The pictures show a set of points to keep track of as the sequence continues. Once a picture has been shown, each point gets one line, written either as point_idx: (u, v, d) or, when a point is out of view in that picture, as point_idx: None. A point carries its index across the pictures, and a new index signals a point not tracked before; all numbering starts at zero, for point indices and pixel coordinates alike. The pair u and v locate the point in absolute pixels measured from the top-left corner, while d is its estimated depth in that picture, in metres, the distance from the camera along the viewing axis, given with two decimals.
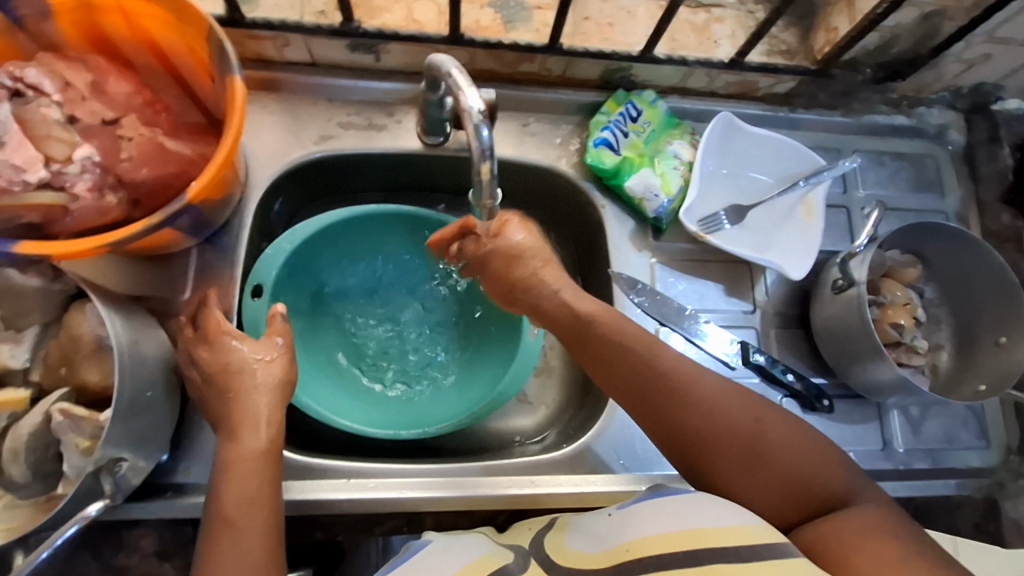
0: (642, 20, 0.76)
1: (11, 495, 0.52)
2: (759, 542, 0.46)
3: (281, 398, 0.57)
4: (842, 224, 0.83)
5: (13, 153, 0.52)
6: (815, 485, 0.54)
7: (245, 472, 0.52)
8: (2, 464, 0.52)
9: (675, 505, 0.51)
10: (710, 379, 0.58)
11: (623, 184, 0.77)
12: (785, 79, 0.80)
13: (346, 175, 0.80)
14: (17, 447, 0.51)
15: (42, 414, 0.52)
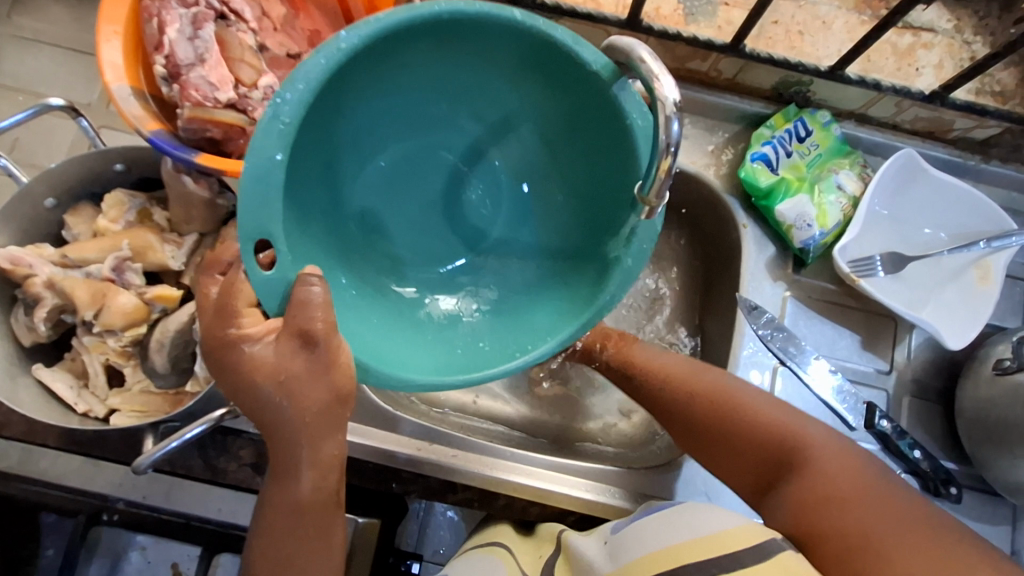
0: (838, 34, 0.69)
1: (149, 381, 0.57)
2: (734, 547, 0.45)
3: (321, 419, 0.49)
4: (1018, 300, 0.73)
5: (210, 71, 0.56)
6: (836, 485, 0.51)
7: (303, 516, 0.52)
8: (148, 353, 0.56)
9: (655, 522, 0.50)
10: (738, 382, 0.60)
11: (773, 207, 0.71)
12: (989, 124, 0.70)
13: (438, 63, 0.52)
14: (163, 340, 0.55)
15: (190, 315, 0.55)
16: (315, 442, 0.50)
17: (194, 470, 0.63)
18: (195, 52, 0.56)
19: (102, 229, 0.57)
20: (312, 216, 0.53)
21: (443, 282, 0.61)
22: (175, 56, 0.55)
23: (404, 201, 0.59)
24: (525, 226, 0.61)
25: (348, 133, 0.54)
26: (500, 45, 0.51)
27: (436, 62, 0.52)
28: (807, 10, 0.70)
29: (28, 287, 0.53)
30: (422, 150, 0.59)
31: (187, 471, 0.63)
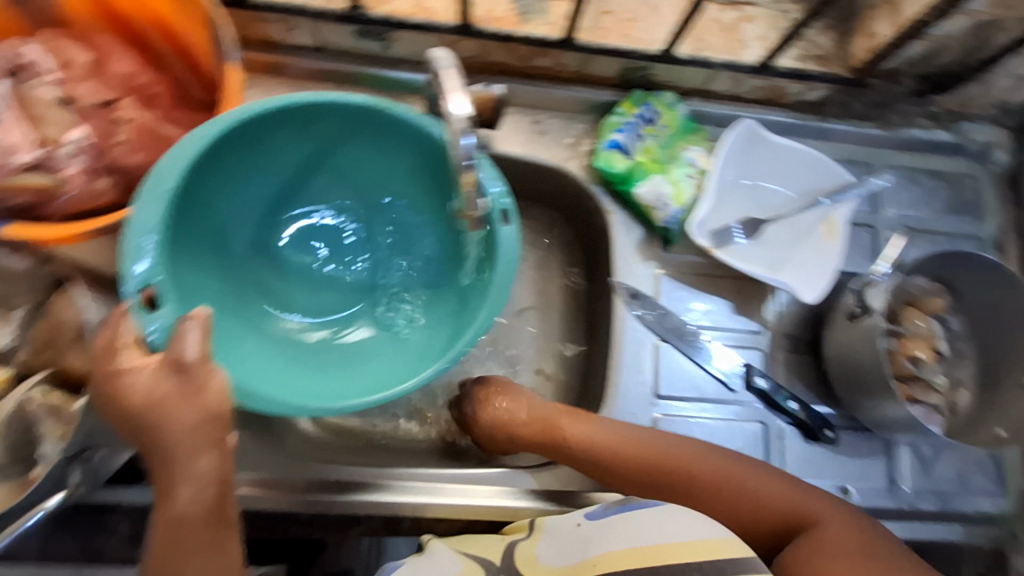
0: (667, 17, 0.72)
1: None
2: (727, 554, 0.53)
3: (197, 436, 0.46)
4: (866, 245, 0.79)
5: (6, 133, 0.52)
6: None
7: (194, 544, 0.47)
8: None
9: (647, 520, 0.56)
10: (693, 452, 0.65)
11: (633, 190, 0.73)
12: (817, 87, 0.75)
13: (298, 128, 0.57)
14: None
15: (19, 397, 0.52)
16: (188, 458, 0.46)
17: (70, 553, 0.60)
18: None
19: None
20: (207, 275, 0.59)
21: (344, 317, 0.66)
22: None
23: (302, 243, 0.65)
24: (422, 272, 0.66)
25: (243, 206, 0.61)
26: (372, 128, 0.58)
27: (306, 145, 0.59)
28: None
29: None
30: (323, 219, 0.66)
31: (63, 557, 0.61)
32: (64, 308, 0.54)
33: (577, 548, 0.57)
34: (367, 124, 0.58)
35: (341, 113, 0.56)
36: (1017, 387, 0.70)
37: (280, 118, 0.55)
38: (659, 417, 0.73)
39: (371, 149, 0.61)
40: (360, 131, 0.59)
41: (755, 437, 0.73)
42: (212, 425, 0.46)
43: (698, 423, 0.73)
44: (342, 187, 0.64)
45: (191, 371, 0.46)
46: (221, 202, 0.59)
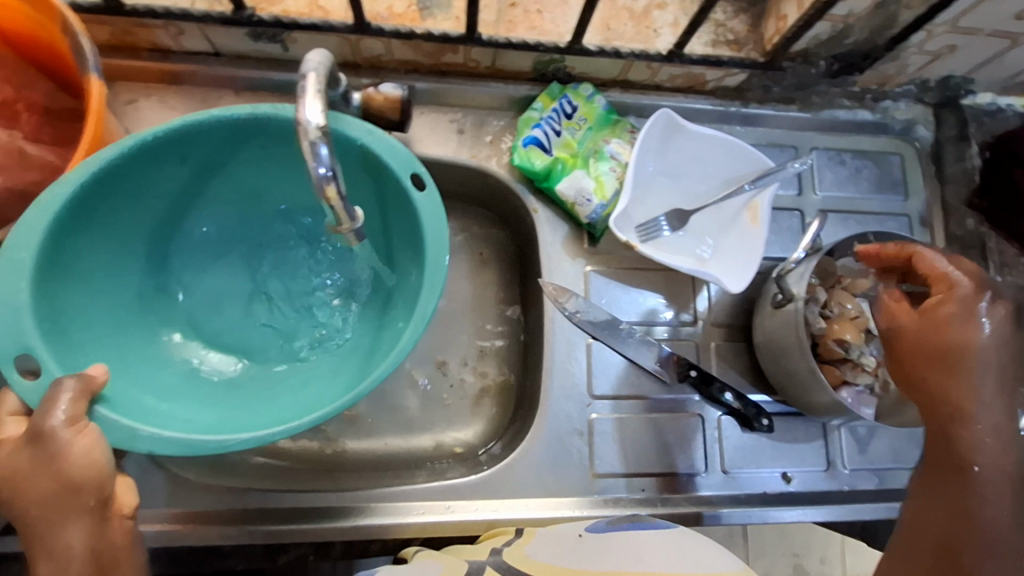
0: (575, 6, 0.70)
1: None
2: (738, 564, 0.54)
3: (52, 503, 0.46)
4: (795, 229, 0.78)
5: None
6: None
7: None
8: None
9: (661, 535, 0.59)
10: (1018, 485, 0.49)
11: (554, 188, 0.71)
12: (733, 72, 0.73)
13: (178, 153, 0.56)
14: None
15: None
16: (55, 529, 0.47)
17: None
18: None
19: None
20: (104, 326, 0.56)
21: (260, 343, 0.64)
22: None
23: (206, 279, 0.64)
24: (337, 280, 0.66)
25: (155, 254, 0.61)
26: (252, 146, 0.58)
27: (192, 179, 0.59)
28: None
29: None
30: (242, 249, 0.65)
31: None
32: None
33: (580, 553, 0.56)
34: (243, 141, 0.58)
35: (219, 134, 0.56)
36: None
37: (146, 149, 0.54)
38: (596, 417, 0.71)
39: (268, 169, 0.61)
40: (242, 151, 0.59)
41: (693, 430, 0.72)
42: (75, 494, 0.47)
43: (635, 420, 0.72)
44: (250, 214, 0.64)
45: (48, 440, 0.46)
46: (128, 253, 0.59)
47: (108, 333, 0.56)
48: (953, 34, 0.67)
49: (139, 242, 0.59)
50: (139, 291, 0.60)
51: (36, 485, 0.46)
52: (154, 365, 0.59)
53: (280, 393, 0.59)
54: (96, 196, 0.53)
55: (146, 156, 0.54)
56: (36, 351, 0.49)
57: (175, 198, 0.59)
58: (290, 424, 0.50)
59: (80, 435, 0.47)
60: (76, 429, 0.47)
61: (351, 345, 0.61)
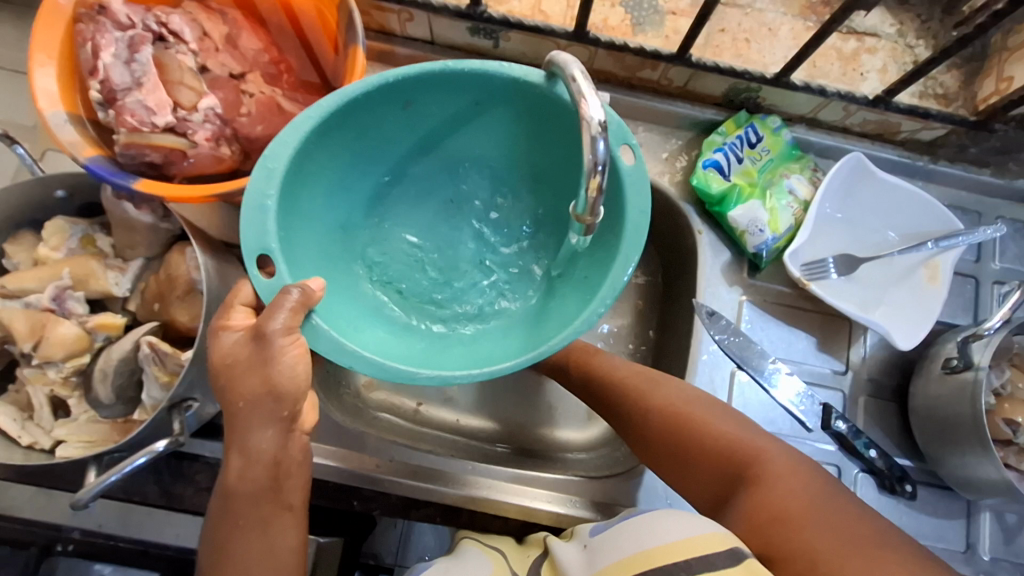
0: (783, 40, 0.70)
1: (96, 411, 0.56)
2: (706, 551, 0.44)
3: (256, 405, 0.48)
4: (967, 296, 0.75)
5: (147, 95, 0.55)
6: (789, 502, 0.49)
7: (242, 507, 0.50)
8: (92, 383, 0.55)
9: (641, 523, 0.48)
10: (719, 416, 0.58)
11: (727, 213, 0.72)
12: (934, 126, 0.71)
13: (412, 95, 0.55)
14: (106, 369, 0.54)
15: (133, 342, 0.54)
16: (253, 431, 0.48)
17: (150, 496, 0.63)
18: (132, 76, 0.55)
19: (43, 258, 0.56)
20: (317, 246, 0.58)
21: (440, 292, 0.63)
22: (111, 81, 0.54)
23: (403, 220, 0.64)
24: (523, 246, 0.64)
25: (363, 187, 0.61)
26: (482, 98, 0.56)
27: (416, 120, 0.58)
28: (752, 17, 0.71)
29: None
30: (439, 202, 0.64)
31: (143, 497, 0.63)
32: (178, 263, 0.56)
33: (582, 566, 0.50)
34: (475, 95, 0.56)
35: (455, 83, 0.55)
36: None
37: (388, 87, 0.54)
38: None
39: (487, 125, 0.59)
40: (471, 102, 0.57)
41: None
42: (275, 403, 0.48)
43: None
44: (456, 168, 0.63)
45: (268, 341, 0.48)
46: (342, 181, 0.59)
47: (318, 253, 0.57)
48: None
49: (354, 174, 0.59)
50: (343, 220, 0.61)
51: (246, 384, 0.48)
52: (348, 293, 0.59)
53: (458, 348, 0.58)
54: (337, 121, 0.54)
55: (389, 91, 0.54)
56: (272, 253, 0.51)
57: (395, 136, 0.59)
58: (483, 374, 0.51)
59: (292, 345, 0.48)
60: (291, 340, 0.48)
61: (532, 315, 0.60)
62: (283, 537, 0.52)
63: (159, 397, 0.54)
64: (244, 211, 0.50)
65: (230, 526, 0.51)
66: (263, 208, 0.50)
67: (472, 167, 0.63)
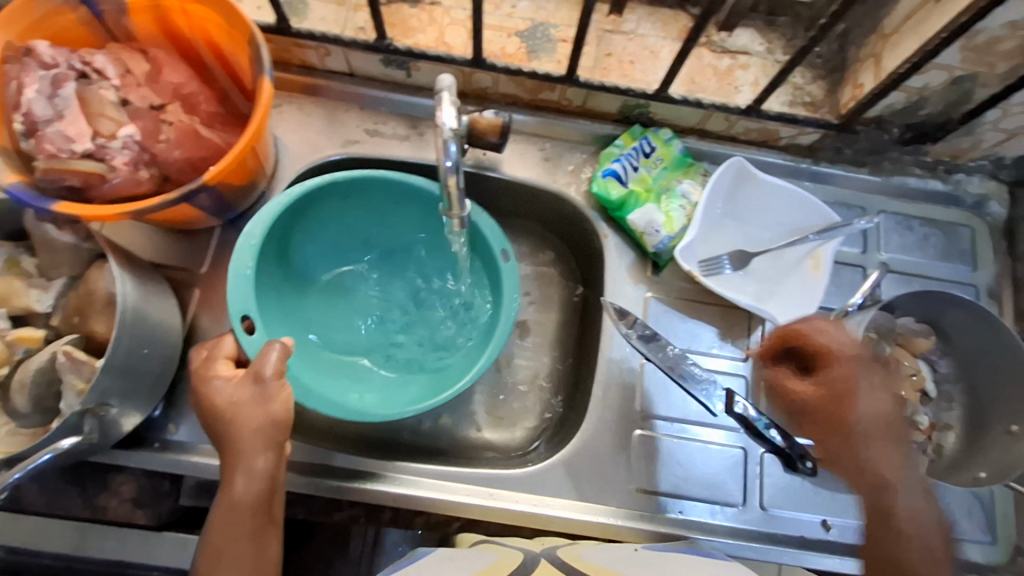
0: (665, 60, 0.78)
1: (14, 423, 0.58)
2: None
3: (262, 432, 0.55)
4: (855, 284, 0.81)
5: (67, 125, 0.60)
6: None
7: (236, 520, 0.55)
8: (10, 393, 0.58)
9: None
10: None
11: (627, 217, 0.78)
12: (807, 131, 0.79)
13: (352, 193, 0.71)
14: (24, 380, 0.57)
15: (50, 353, 0.58)
16: (246, 455, 0.55)
17: (73, 509, 0.65)
18: (54, 109, 0.60)
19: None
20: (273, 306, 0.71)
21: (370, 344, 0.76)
22: (33, 114, 0.60)
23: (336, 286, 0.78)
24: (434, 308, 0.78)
25: (305, 260, 0.76)
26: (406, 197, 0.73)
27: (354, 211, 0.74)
28: (637, 41, 0.78)
29: None
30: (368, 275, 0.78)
31: (66, 512, 0.65)
32: (98, 277, 0.60)
33: None
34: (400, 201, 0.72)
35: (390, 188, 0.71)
36: (1004, 434, 0.69)
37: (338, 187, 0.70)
38: (640, 433, 0.74)
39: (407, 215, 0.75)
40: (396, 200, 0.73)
41: (735, 462, 0.74)
42: (273, 430, 0.56)
43: (679, 445, 0.75)
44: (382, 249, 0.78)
45: (266, 384, 0.57)
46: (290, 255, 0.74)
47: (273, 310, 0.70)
48: None
49: (301, 251, 0.74)
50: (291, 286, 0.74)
51: (247, 418, 0.55)
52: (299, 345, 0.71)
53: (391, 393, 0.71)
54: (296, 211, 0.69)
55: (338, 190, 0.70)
56: (253, 314, 0.63)
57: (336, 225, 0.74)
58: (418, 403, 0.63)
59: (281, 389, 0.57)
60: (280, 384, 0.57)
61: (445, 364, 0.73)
62: (269, 546, 0.57)
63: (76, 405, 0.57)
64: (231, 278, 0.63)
65: (226, 535, 0.54)
66: (245, 275, 0.64)
67: (397, 245, 0.78)
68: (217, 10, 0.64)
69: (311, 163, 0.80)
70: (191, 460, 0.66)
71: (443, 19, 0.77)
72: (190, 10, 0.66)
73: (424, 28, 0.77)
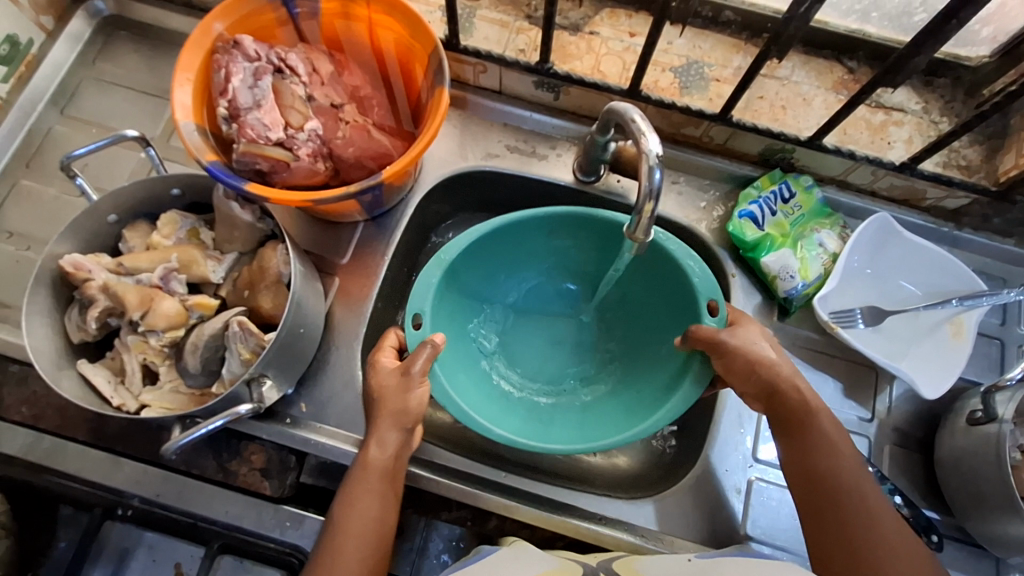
0: (817, 109, 0.78)
1: (179, 380, 0.63)
2: None
3: (400, 425, 0.62)
4: (992, 357, 0.77)
5: (264, 114, 0.66)
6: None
7: (365, 492, 0.60)
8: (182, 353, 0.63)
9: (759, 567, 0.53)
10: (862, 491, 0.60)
11: (760, 259, 0.77)
12: (958, 194, 0.77)
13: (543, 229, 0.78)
14: (198, 343, 0.62)
15: (223, 322, 0.62)
16: (382, 431, 0.62)
17: (207, 470, 0.69)
18: (254, 99, 0.66)
19: (155, 243, 0.65)
20: (458, 325, 0.78)
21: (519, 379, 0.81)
22: (237, 101, 0.66)
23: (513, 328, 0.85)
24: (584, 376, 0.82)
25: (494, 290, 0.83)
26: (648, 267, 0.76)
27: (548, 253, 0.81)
28: (789, 87, 0.79)
29: (85, 289, 0.60)
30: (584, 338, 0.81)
31: (201, 472, 0.69)
32: (270, 256, 0.64)
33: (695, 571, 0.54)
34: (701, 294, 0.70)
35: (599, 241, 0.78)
36: None
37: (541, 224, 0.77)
38: (756, 481, 0.72)
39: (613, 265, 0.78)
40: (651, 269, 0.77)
41: None
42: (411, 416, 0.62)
43: None
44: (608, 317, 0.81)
45: (409, 378, 0.62)
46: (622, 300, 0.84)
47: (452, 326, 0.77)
48: None
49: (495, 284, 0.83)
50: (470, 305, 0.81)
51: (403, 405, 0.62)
52: (468, 343, 0.80)
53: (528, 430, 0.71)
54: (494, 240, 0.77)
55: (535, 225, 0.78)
56: (424, 316, 0.70)
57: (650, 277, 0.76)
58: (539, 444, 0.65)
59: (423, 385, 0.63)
60: (421, 379, 0.62)
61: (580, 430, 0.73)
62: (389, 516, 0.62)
63: (239, 374, 0.61)
64: (416, 286, 0.70)
65: (348, 502, 0.60)
66: (431, 284, 0.71)
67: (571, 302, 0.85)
68: (404, 23, 0.69)
69: (452, 172, 0.84)
70: (318, 440, 0.70)
71: (601, 49, 0.80)
72: (377, 20, 0.71)
73: (581, 55, 0.80)
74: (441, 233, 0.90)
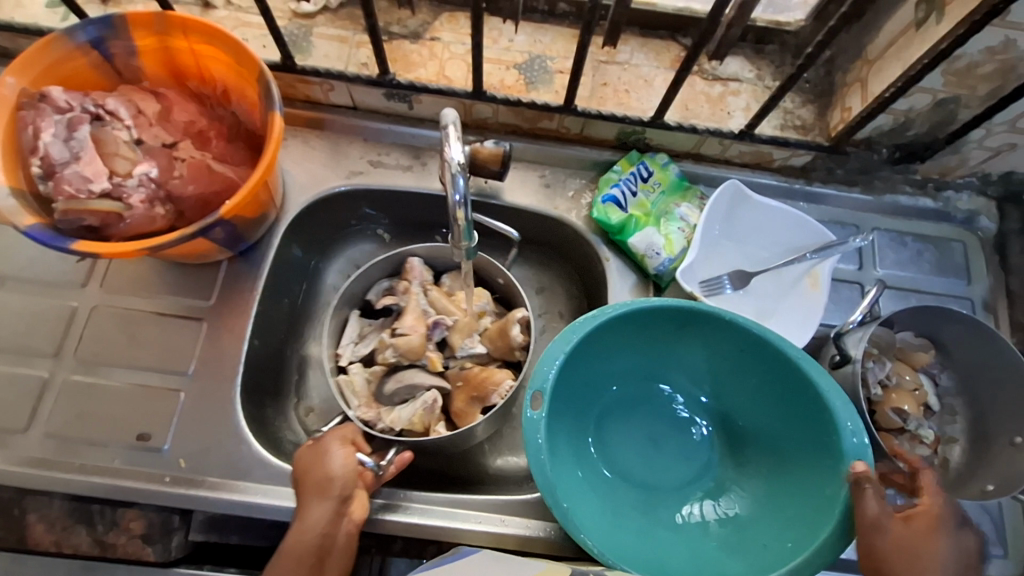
0: (659, 88, 0.81)
1: (355, 379, 0.76)
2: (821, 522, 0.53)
3: (322, 485, 0.63)
4: (853, 300, 0.82)
5: (84, 166, 0.62)
6: None
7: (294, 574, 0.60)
8: (353, 374, 0.76)
9: None
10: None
11: (627, 241, 0.79)
12: (800, 153, 0.81)
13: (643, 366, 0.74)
14: (377, 376, 0.77)
15: (432, 398, 0.75)
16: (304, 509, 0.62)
17: (82, 545, 0.67)
18: (70, 151, 0.62)
19: (458, 299, 0.80)
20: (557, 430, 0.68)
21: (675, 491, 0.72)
22: (51, 157, 0.61)
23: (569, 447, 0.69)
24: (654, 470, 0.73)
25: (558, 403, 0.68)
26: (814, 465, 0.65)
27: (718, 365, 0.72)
28: (631, 71, 0.81)
29: (407, 277, 0.80)
30: (666, 446, 0.75)
31: (75, 550, 0.67)
32: (496, 371, 0.76)
33: None
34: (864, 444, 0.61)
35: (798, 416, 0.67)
36: (1008, 445, 0.71)
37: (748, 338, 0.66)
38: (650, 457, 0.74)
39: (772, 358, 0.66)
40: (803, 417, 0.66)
41: None
42: (330, 485, 0.63)
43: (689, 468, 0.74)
44: (742, 442, 0.73)
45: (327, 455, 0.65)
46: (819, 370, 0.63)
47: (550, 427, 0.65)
48: (1011, 132, 0.72)
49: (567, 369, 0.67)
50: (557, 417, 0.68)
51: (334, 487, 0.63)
52: (558, 451, 0.67)
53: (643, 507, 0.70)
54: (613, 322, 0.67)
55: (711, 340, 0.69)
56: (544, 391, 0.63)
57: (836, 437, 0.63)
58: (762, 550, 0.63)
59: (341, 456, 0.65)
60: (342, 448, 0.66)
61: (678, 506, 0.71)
62: None
63: (401, 420, 0.74)
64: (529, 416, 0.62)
65: None
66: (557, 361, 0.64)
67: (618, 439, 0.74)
68: (225, 49, 0.66)
69: (316, 196, 0.82)
70: (202, 494, 0.68)
71: (444, 54, 0.80)
72: (198, 50, 0.68)
73: (425, 63, 0.80)
74: (321, 261, 0.88)
